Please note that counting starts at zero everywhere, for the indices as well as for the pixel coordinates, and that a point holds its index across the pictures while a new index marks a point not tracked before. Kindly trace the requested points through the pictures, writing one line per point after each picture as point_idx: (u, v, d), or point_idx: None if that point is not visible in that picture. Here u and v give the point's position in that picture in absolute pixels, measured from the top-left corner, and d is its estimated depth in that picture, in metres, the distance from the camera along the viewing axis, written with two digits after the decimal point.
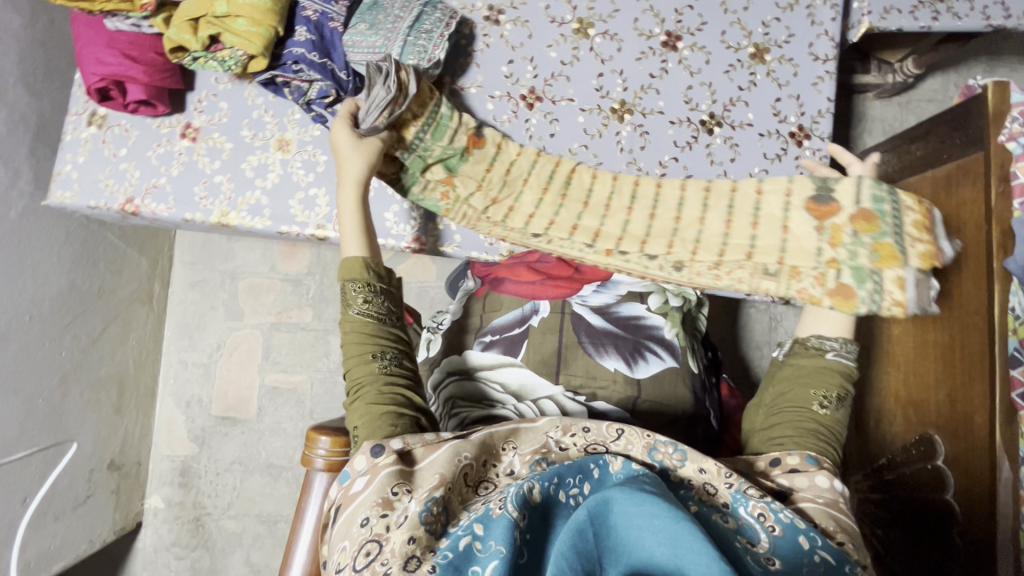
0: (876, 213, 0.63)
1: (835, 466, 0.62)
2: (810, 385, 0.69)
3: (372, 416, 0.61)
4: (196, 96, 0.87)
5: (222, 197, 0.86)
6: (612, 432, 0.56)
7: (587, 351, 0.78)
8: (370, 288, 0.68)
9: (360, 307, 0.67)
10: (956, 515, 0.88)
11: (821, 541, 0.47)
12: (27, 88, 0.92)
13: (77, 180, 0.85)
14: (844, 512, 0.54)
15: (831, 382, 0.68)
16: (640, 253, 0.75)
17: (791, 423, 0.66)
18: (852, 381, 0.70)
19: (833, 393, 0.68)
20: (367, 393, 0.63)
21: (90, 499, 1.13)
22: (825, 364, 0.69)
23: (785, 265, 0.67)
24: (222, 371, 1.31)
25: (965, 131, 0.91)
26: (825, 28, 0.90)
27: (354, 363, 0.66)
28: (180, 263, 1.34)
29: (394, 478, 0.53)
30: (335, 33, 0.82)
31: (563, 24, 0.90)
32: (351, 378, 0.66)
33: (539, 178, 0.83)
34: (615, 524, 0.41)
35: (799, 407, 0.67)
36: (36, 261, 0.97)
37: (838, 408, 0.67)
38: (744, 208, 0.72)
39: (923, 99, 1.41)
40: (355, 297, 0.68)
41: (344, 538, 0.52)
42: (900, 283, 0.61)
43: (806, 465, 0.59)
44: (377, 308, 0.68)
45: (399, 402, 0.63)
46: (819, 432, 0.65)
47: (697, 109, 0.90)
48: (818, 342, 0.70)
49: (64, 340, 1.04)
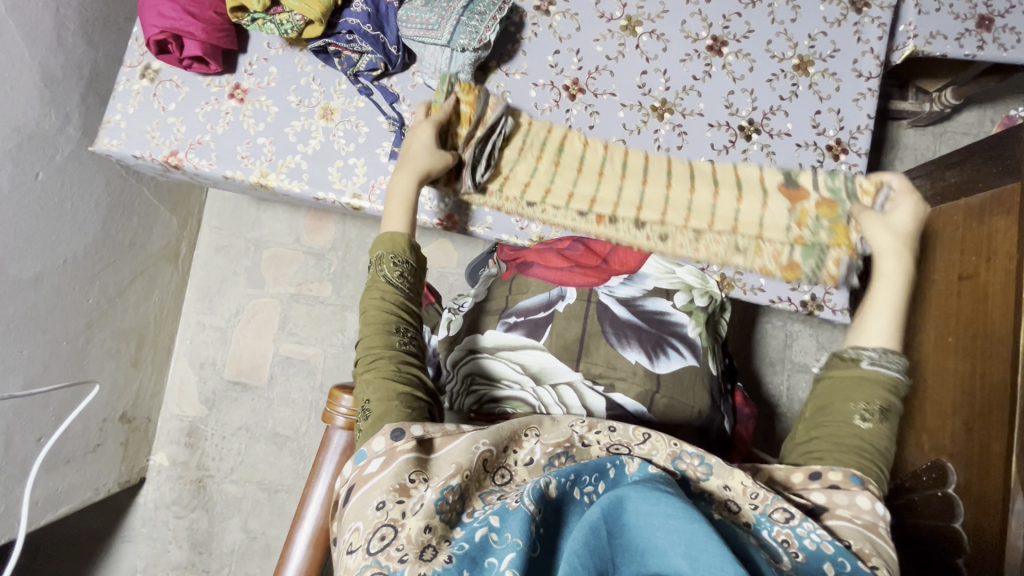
0: (836, 201, 0.82)
1: (879, 486, 0.60)
2: (846, 396, 0.66)
3: (389, 387, 0.63)
4: (247, 58, 0.89)
5: (263, 158, 0.87)
6: (639, 435, 0.57)
7: (609, 341, 0.78)
8: (405, 265, 0.73)
9: (393, 279, 0.71)
10: (965, 546, 0.88)
11: (850, 566, 0.47)
12: (85, 37, 0.95)
13: (125, 129, 0.87)
14: (883, 537, 0.53)
15: (871, 393, 0.65)
16: (630, 223, 0.88)
17: (824, 437, 0.65)
18: (900, 391, 0.65)
19: (873, 405, 0.64)
20: (385, 366, 0.66)
21: (100, 448, 1.15)
22: (863, 376, 0.66)
23: (753, 242, 0.85)
24: (238, 336, 1.33)
25: (1003, 161, 0.92)
26: (871, 46, 0.91)
27: (374, 332, 0.68)
28: (209, 227, 1.36)
29: (411, 465, 0.54)
30: (390, 8, 0.84)
31: (612, 19, 0.91)
32: (365, 348, 0.68)
33: (546, 150, 0.89)
34: (628, 523, 0.41)
35: (840, 424, 0.64)
36: (75, 206, 0.99)
37: (879, 420, 0.64)
38: (728, 183, 0.87)
39: (959, 132, 1.41)
40: (390, 268, 0.72)
41: (357, 518, 0.52)
42: (838, 261, 0.82)
43: (848, 484, 0.58)
44: (408, 284, 0.73)
45: (412, 381, 0.66)
46: (862, 449, 0.62)
47: (737, 114, 0.91)
48: (855, 351, 0.67)
49: (93, 287, 1.06)
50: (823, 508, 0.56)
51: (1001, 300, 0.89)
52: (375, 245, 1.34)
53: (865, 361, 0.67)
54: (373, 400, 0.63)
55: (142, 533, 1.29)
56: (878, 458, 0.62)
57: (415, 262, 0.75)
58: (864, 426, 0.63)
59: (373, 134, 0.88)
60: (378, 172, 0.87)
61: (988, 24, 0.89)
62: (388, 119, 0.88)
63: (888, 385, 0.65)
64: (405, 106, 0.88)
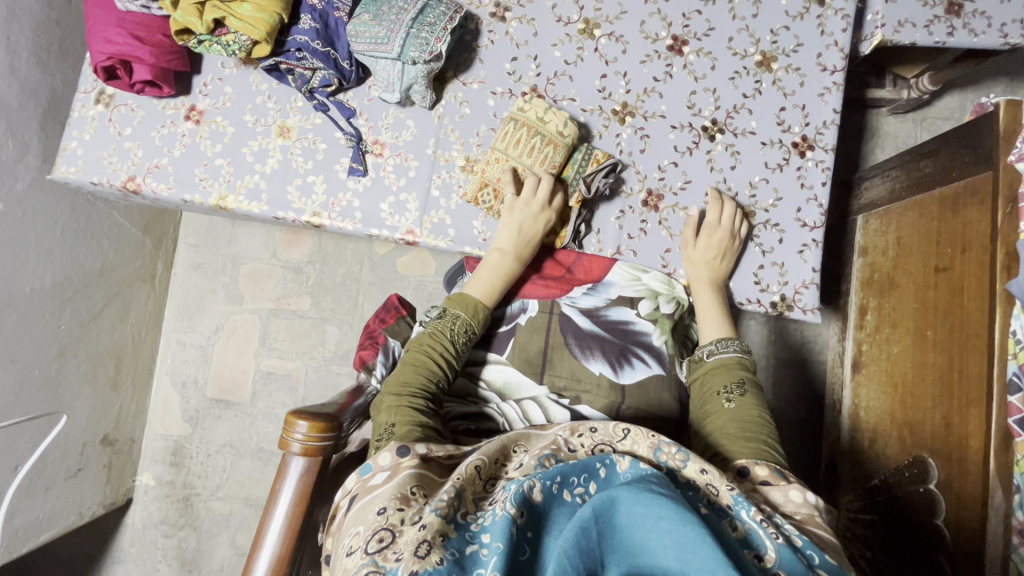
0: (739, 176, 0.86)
1: (776, 460, 0.63)
2: (710, 388, 0.74)
3: (417, 421, 0.66)
4: (202, 79, 0.88)
5: (222, 179, 0.87)
6: (619, 432, 0.60)
7: (573, 353, 0.81)
8: (470, 331, 0.78)
9: (457, 338, 0.76)
10: (945, 540, 0.89)
11: (819, 558, 0.49)
12: (39, 64, 0.94)
13: (81, 156, 0.86)
14: (821, 526, 0.54)
15: (726, 375, 0.74)
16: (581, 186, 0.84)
17: (718, 433, 0.68)
18: (744, 366, 0.75)
19: (729, 383, 0.73)
20: (416, 402, 0.69)
21: (81, 472, 1.15)
22: (713, 366, 0.76)
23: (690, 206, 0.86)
24: (219, 353, 1.33)
25: (976, 149, 0.90)
26: (835, 39, 0.89)
27: (417, 372, 0.72)
28: (185, 245, 1.35)
29: (413, 479, 0.55)
30: (340, 22, 0.82)
31: (569, 23, 0.90)
32: (404, 381, 0.71)
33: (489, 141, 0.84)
34: (619, 524, 0.43)
35: (716, 414, 0.71)
36: (40, 234, 0.99)
37: (741, 396, 0.71)
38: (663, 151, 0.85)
39: (939, 117, 1.39)
40: (458, 330, 0.77)
41: (358, 524, 0.52)
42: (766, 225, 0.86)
43: (776, 479, 0.59)
44: (465, 350, 0.78)
45: (432, 416, 0.69)
46: (746, 429, 0.67)
47: (700, 115, 0.89)
48: (698, 352, 0.79)
49: (64, 314, 1.06)
50: (780, 505, 0.56)
51: (976, 294, 0.88)
52: (351, 256, 1.33)
53: (708, 354, 0.78)
54: (397, 425, 0.65)
55: (131, 553, 1.29)
56: (761, 429, 0.68)
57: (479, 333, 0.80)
58: (732, 405, 0.70)
59: (331, 150, 0.87)
60: (337, 189, 0.87)
61: (957, 9, 0.87)
62: (346, 135, 0.87)
63: (734, 362, 0.75)
64: (362, 120, 0.88)
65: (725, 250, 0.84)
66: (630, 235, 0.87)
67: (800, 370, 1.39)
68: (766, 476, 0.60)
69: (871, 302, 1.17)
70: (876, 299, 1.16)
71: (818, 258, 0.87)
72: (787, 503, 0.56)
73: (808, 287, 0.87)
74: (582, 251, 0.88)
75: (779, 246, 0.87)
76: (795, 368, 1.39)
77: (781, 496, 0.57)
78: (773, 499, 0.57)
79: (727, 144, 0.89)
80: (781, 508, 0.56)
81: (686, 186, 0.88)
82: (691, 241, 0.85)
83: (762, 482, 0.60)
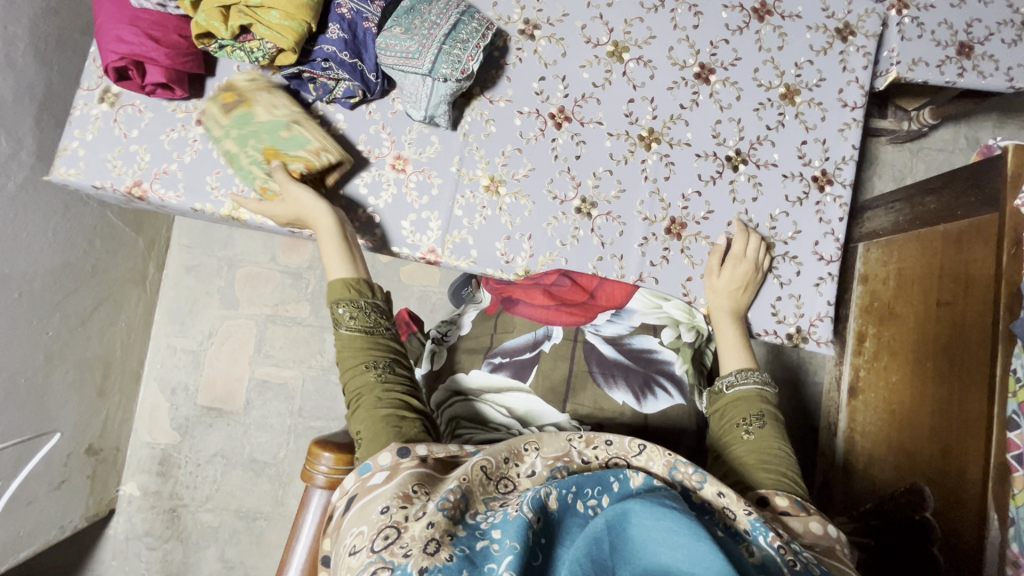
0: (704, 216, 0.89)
1: (797, 493, 0.64)
2: (729, 420, 0.74)
3: (374, 416, 0.62)
4: (216, 83, 0.83)
5: (234, 189, 0.83)
6: (634, 447, 0.56)
7: (596, 382, 0.78)
8: (355, 308, 0.70)
9: (348, 324, 0.69)
10: (940, 565, 0.90)
11: None
12: (37, 55, 0.88)
13: (83, 157, 0.82)
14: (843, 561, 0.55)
15: (746, 407, 0.74)
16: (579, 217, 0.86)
17: (740, 466, 0.69)
18: (763, 399, 0.75)
19: (748, 416, 0.73)
20: (367, 401, 0.65)
21: (65, 483, 1.09)
22: (733, 399, 0.76)
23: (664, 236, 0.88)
24: (211, 359, 1.28)
25: (980, 189, 0.91)
26: (856, 76, 0.91)
27: (352, 375, 0.67)
28: (178, 246, 1.30)
29: (415, 478, 0.53)
30: (368, 34, 0.78)
31: (598, 45, 0.89)
32: (347, 391, 0.67)
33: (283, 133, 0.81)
34: (631, 536, 0.39)
35: (736, 446, 0.71)
36: (31, 235, 0.93)
37: (761, 429, 0.72)
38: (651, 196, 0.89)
39: (934, 148, 1.44)
40: (344, 316, 0.70)
41: (361, 522, 0.50)
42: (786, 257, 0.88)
43: (797, 509, 0.60)
44: (364, 320, 0.70)
45: (403, 403, 0.65)
46: (766, 462, 0.68)
47: (724, 144, 0.89)
48: (717, 383, 0.79)
49: (53, 319, 1.00)
50: (803, 537, 0.57)
51: (976, 330, 0.91)
52: None
53: (727, 386, 0.78)
54: (364, 431, 0.62)
55: (112, 566, 1.24)
56: (781, 461, 0.68)
57: (371, 299, 0.72)
58: (752, 437, 0.71)
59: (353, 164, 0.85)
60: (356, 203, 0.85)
61: (967, 51, 0.89)
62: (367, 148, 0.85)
63: (754, 395, 0.75)
64: (385, 134, 0.85)
65: (747, 280, 0.85)
66: (653, 262, 0.88)
67: (793, 390, 1.43)
68: (786, 507, 0.61)
69: (870, 329, 1.21)
70: (874, 327, 1.19)
71: (833, 291, 0.89)
72: (808, 534, 0.57)
73: (822, 319, 0.88)
74: (605, 277, 0.88)
75: (797, 278, 0.89)
76: (789, 389, 1.43)
77: (800, 526, 0.58)
78: (794, 530, 0.58)
79: (749, 174, 0.89)
80: (801, 540, 0.57)
81: (709, 215, 0.89)
82: (716, 270, 0.86)
83: (783, 513, 0.61)
